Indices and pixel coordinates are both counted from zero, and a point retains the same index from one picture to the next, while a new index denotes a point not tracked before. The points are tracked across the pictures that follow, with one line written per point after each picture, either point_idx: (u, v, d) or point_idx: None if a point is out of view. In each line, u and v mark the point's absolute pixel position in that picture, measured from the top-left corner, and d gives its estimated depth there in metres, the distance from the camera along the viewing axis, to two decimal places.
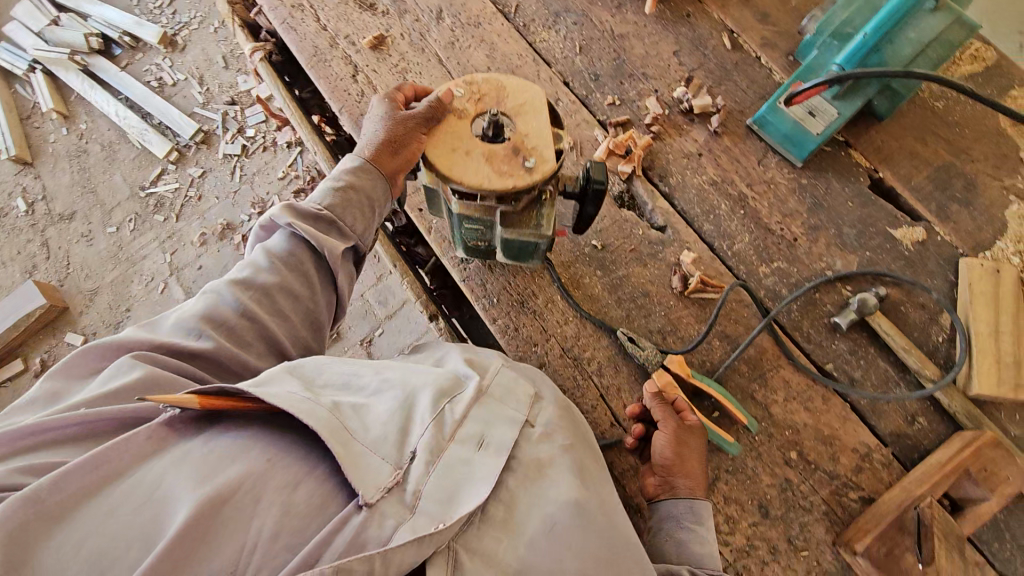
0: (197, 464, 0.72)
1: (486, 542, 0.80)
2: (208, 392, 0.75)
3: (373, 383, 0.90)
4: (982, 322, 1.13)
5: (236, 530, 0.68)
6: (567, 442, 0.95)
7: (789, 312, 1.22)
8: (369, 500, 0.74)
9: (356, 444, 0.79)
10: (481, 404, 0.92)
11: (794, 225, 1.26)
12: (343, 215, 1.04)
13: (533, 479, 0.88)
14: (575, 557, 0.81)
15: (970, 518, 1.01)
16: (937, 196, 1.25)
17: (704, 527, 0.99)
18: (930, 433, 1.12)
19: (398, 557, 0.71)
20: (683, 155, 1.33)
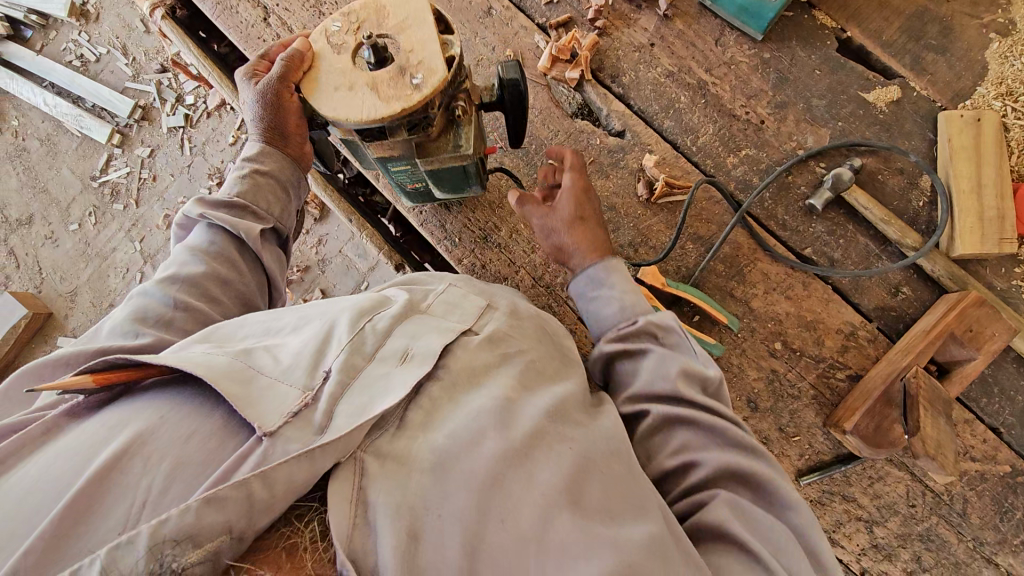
0: (92, 439, 0.61)
1: (401, 446, 0.64)
2: (101, 365, 0.65)
3: (293, 321, 0.77)
4: (963, 178, 1.07)
5: (125, 488, 0.56)
6: (515, 348, 0.80)
7: (762, 201, 1.16)
8: (268, 429, 0.60)
9: (263, 379, 0.66)
10: (409, 319, 0.79)
11: (760, 107, 1.18)
12: (255, 201, 1.01)
13: (461, 384, 0.73)
14: (500, 439, 0.66)
15: (958, 380, 1.00)
16: (910, 47, 1.15)
17: (610, 282, 0.97)
18: (916, 301, 1.09)
19: (281, 473, 0.57)
20: (633, 48, 1.22)
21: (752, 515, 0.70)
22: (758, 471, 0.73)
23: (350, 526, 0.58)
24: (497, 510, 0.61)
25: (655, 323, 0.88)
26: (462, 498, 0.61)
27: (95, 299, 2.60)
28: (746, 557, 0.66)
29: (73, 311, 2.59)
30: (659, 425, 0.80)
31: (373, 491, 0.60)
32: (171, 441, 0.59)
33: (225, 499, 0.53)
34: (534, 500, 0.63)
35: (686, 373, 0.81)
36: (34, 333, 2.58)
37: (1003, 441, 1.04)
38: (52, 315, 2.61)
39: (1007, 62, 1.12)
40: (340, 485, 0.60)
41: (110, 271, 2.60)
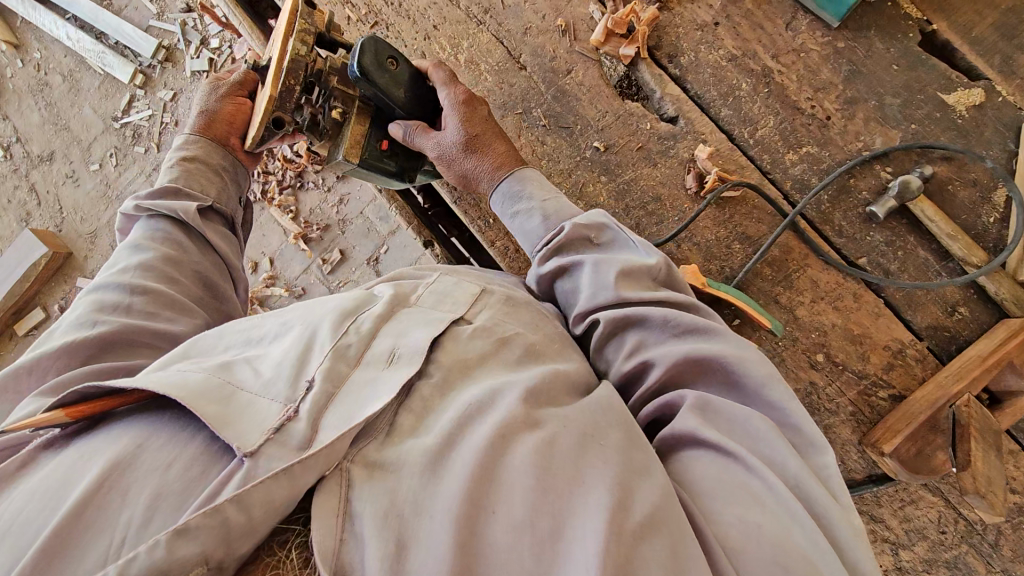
0: (70, 472, 0.59)
1: (388, 453, 0.61)
2: (70, 400, 0.63)
3: (273, 329, 0.73)
4: None
5: (103, 524, 0.54)
6: (511, 331, 0.75)
7: (818, 203, 1.09)
8: (248, 449, 0.57)
9: (243, 395, 0.63)
10: (398, 316, 0.74)
11: (828, 101, 1.09)
12: (190, 183, 1.02)
13: (452, 381, 0.69)
14: (485, 429, 0.62)
15: (1010, 411, 0.96)
16: (1001, 47, 1.06)
17: (526, 196, 0.95)
18: (972, 322, 1.03)
19: (258, 495, 0.54)
20: (695, 26, 1.13)
21: (719, 406, 0.67)
22: (717, 352, 0.69)
23: (337, 541, 0.55)
24: (488, 502, 0.57)
25: (583, 226, 0.86)
26: (449, 493, 0.57)
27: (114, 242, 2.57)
28: (717, 454, 0.63)
29: (93, 252, 2.58)
30: (609, 332, 0.77)
31: (358, 501, 0.57)
32: (150, 470, 0.57)
33: (195, 528, 0.51)
34: (525, 486, 0.57)
35: (624, 274, 0.78)
36: (54, 272, 2.58)
37: None
38: (71, 254, 2.60)
39: None
40: (324, 499, 0.57)
41: None
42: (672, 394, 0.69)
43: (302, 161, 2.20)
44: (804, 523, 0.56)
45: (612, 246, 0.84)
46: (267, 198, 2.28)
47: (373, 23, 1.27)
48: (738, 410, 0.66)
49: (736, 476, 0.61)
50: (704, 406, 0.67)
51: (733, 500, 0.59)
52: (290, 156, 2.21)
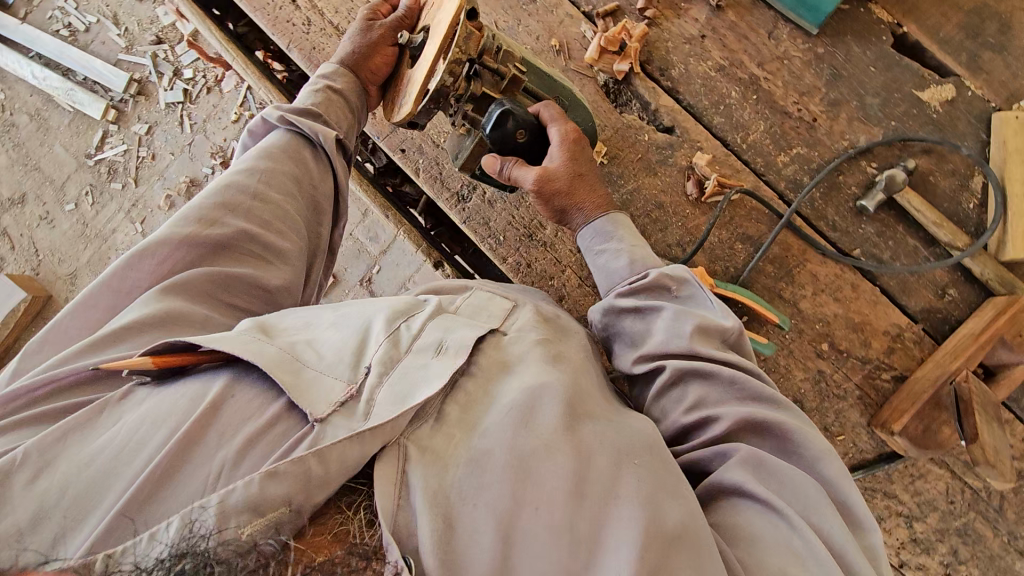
0: (154, 412, 0.61)
1: (440, 441, 0.63)
2: (158, 347, 0.64)
3: (332, 313, 0.73)
4: (1016, 181, 1.06)
5: (200, 462, 0.56)
6: (543, 338, 0.77)
7: (811, 201, 1.15)
8: (319, 415, 0.60)
9: (308, 371, 0.64)
10: (443, 315, 0.76)
11: (813, 104, 1.15)
12: (331, 115, 1.02)
13: (495, 376, 0.71)
14: (532, 430, 0.64)
15: (1005, 383, 1.03)
16: (967, 45, 1.14)
17: (617, 237, 0.98)
18: (961, 303, 1.10)
19: (336, 451, 0.57)
20: (684, 40, 1.19)
21: (771, 466, 0.70)
22: (778, 421, 0.72)
23: (396, 508, 0.58)
24: (530, 498, 0.59)
25: (668, 276, 0.89)
26: (496, 490, 0.59)
27: (96, 281, 2.51)
28: (764, 509, 0.67)
29: (74, 294, 2.51)
30: (673, 380, 0.79)
31: (414, 477, 0.60)
32: (239, 418, 0.60)
33: (284, 471, 0.54)
34: (566, 489, 0.60)
35: (701, 329, 0.81)
36: (34, 316, 2.51)
37: None
38: (51, 297, 2.53)
39: None
40: (383, 475, 0.59)
41: (111, 253, 2.50)
42: (725, 445, 0.72)
43: None
44: None
45: (691, 301, 0.87)
46: None
47: None
48: (790, 475, 0.69)
49: (779, 530, 0.64)
50: (756, 463, 0.70)
51: (777, 553, 0.63)
52: None
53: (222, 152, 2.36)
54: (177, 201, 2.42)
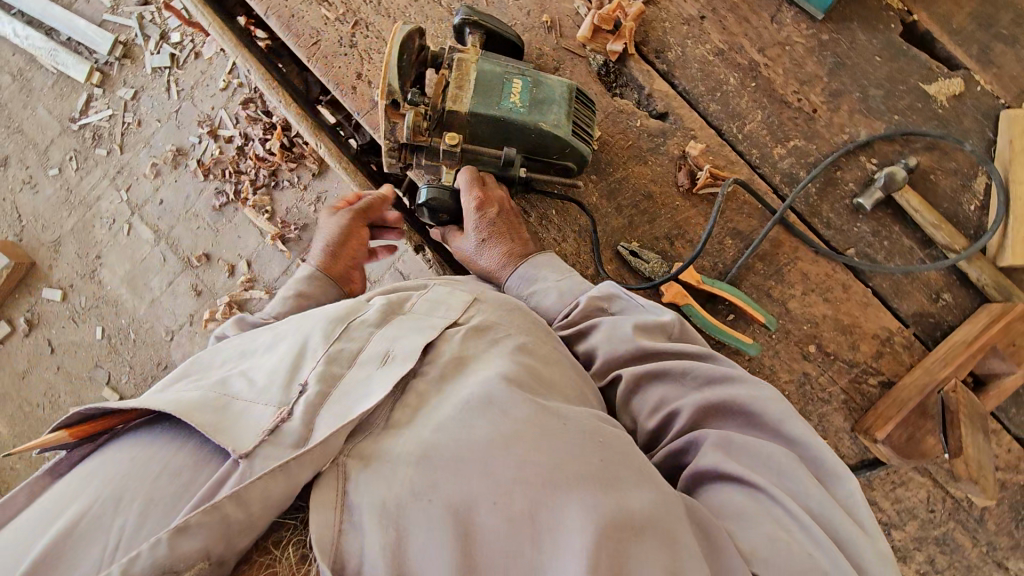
0: (68, 487, 0.58)
1: (383, 445, 0.61)
2: (72, 419, 0.62)
3: (268, 341, 0.73)
4: (1021, 183, 1.02)
5: (100, 530, 0.53)
6: (500, 334, 0.75)
7: (806, 196, 1.10)
8: (243, 450, 0.57)
9: (238, 403, 0.62)
10: (393, 322, 0.74)
11: (813, 93, 1.10)
12: (297, 316, 0.97)
13: (449, 374, 0.69)
14: (492, 420, 0.63)
15: (993, 394, 1.00)
16: (978, 36, 1.09)
17: (542, 275, 0.96)
18: (955, 308, 1.06)
19: (258, 489, 0.54)
20: (681, 21, 1.13)
21: (741, 443, 0.69)
22: (732, 396, 0.72)
23: (337, 532, 0.56)
24: (487, 492, 0.58)
25: (595, 297, 0.89)
26: (452, 485, 0.58)
27: (80, 250, 2.46)
28: (740, 486, 0.66)
29: (57, 262, 2.47)
30: (632, 388, 0.79)
31: (356, 495, 0.58)
32: (152, 470, 0.57)
33: (197, 524, 0.51)
34: (524, 480, 0.58)
35: (641, 327, 0.82)
36: (17, 283, 2.46)
37: None
38: (34, 264, 2.48)
39: None
40: (320, 492, 0.57)
41: (95, 222, 2.45)
42: (695, 434, 0.71)
43: (277, 161, 2.15)
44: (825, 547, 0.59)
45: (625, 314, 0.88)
46: (241, 199, 2.23)
47: (353, 23, 1.19)
48: (759, 447, 0.68)
49: (760, 503, 0.64)
50: (726, 445, 0.69)
51: (755, 523, 0.62)
52: (262, 154, 2.17)
53: (209, 121, 2.28)
54: (163, 171, 2.35)
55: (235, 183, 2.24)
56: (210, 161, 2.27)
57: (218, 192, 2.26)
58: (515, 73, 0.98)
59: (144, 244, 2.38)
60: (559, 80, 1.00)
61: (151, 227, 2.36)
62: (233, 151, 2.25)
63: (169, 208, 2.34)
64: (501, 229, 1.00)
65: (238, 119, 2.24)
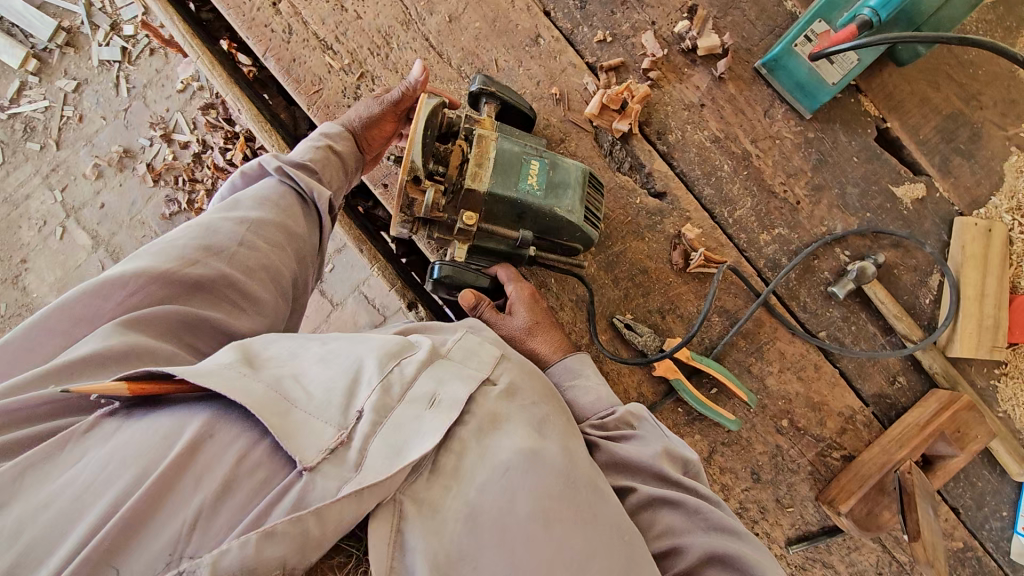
0: (125, 452, 0.56)
1: (437, 494, 0.65)
2: (138, 374, 0.59)
3: (318, 351, 0.70)
4: (970, 285, 1.14)
5: (176, 509, 0.53)
6: (528, 399, 0.79)
7: (786, 281, 1.18)
8: (309, 465, 0.58)
9: (296, 414, 0.62)
10: (438, 361, 0.75)
11: (798, 186, 1.18)
12: (326, 173, 0.99)
13: (486, 429, 0.71)
14: (536, 482, 0.67)
15: (941, 474, 1.11)
16: (941, 148, 1.19)
17: (585, 376, 0.99)
18: (908, 390, 1.18)
19: (335, 510, 0.56)
20: (683, 106, 1.18)
21: None
22: (744, 554, 0.74)
23: (388, 570, 0.60)
24: (530, 565, 0.61)
25: (631, 413, 0.90)
26: (494, 554, 0.62)
27: (2, 250, 2.22)
28: None
29: None
30: (643, 504, 0.81)
31: (411, 535, 0.62)
32: (220, 461, 0.57)
33: (281, 533, 0.54)
34: (561, 559, 0.63)
35: (666, 454, 0.84)
36: None
37: (960, 520, 1.19)
38: None
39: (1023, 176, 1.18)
40: (379, 526, 0.61)
41: (22, 221, 2.22)
42: None
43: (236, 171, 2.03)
44: None
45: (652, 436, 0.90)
46: (194, 210, 2.09)
47: (359, 75, 1.14)
48: None
49: None
50: None
51: None
52: (222, 164, 2.04)
53: (163, 123, 2.12)
54: (107, 172, 2.17)
55: (188, 191, 2.10)
56: (162, 166, 2.12)
57: (169, 201, 2.11)
58: (533, 153, 0.99)
59: (81, 250, 2.18)
60: (574, 163, 1.03)
61: (89, 232, 2.18)
62: (188, 158, 2.10)
63: (111, 214, 2.17)
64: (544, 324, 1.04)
65: (196, 124, 2.10)
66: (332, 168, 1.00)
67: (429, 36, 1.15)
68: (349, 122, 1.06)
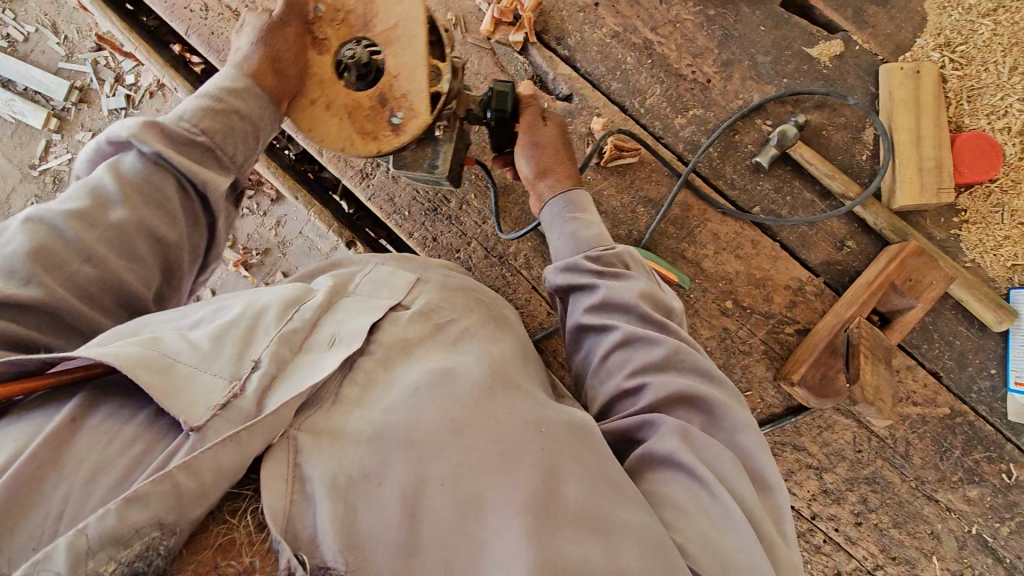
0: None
1: (335, 420, 0.63)
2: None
3: (208, 312, 0.68)
4: (903, 130, 1.08)
5: (41, 502, 0.50)
6: (445, 318, 0.80)
7: (709, 160, 1.16)
8: (195, 423, 0.55)
9: (181, 367, 0.59)
10: (340, 305, 0.76)
11: (706, 65, 1.17)
12: (222, 142, 0.81)
13: (396, 357, 0.71)
14: (442, 404, 0.64)
15: (898, 328, 1.04)
16: (852, 0, 1.15)
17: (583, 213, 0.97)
18: (859, 254, 1.12)
19: (207, 459, 0.53)
20: (577, 8, 1.19)
21: (700, 437, 0.70)
22: (708, 395, 0.74)
23: (287, 504, 0.56)
24: (435, 472, 0.59)
25: (625, 257, 0.91)
26: (399, 466, 0.59)
27: None
28: (690, 477, 0.67)
29: None
30: (619, 342, 0.81)
31: (309, 465, 0.58)
32: (95, 445, 0.55)
33: (146, 495, 0.49)
34: (472, 464, 0.60)
35: (648, 296, 0.85)
36: None
37: (943, 385, 1.09)
38: None
39: (947, 12, 1.11)
40: (273, 464, 0.57)
41: None
42: (653, 417, 0.72)
43: None
44: (752, 545, 0.61)
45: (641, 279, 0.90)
46: None
47: None
48: (714, 447, 0.69)
49: (700, 501, 0.65)
50: (686, 435, 0.70)
51: (695, 520, 0.63)
52: None
53: None
54: None
55: None
56: None
57: None
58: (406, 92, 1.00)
59: None
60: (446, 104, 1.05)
61: None
62: None
63: None
64: (558, 154, 1.01)
65: None
66: (221, 120, 0.81)
67: None
68: (247, 56, 0.84)
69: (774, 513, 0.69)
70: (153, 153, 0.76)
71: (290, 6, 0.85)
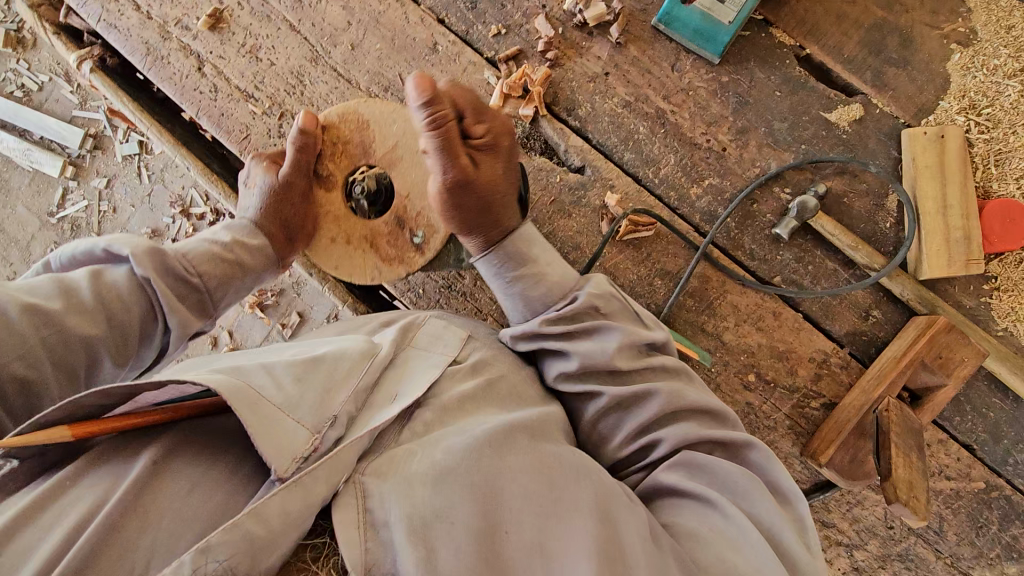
0: (85, 495, 0.59)
1: (402, 463, 0.66)
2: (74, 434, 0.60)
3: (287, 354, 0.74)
4: (929, 198, 1.05)
5: (125, 551, 0.56)
6: (494, 372, 0.83)
7: (726, 231, 1.13)
8: (282, 475, 0.61)
9: (266, 403, 0.63)
10: (400, 362, 0.80)
11: (721, 133, 1.14)
12: (212, 285, 0.89)
13: (450, 409, 0.75)
14: (501, 450, 0.68)
15: (929, 407, 1.02)
16: (870, 63, 1.12)
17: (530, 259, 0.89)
18: (886, 324, 1.09)
19: (275, 507, 0.57)
20: (588, 79, 1.18)
21: (720, 469, 0.72)
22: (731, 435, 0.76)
23: (364, 549, 0.60)
24: (503, 513, 0.64)
25: (626, 314, 0.88)
26: (466, 506, 0.63)
27: None
28: (716, 507, 0.69)
29: None
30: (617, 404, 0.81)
31: (381, 507, 0.62)
32: (178, 493, 0.60)
33: (218, 544, 0.53)
34: (532, 504, 0.65)
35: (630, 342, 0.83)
36: None
37: (977, 458, 1.06)
38: None
39: (969, 73, 1.09)
40: (343, 510, 0.61)
41: None
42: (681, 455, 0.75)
43: None
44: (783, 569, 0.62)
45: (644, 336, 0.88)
46: None
47: (279, 115, 1.23)
48: (732, 471, 0.72)
49: (727, 526, 0.67)
50: (697, 465, 0.74)
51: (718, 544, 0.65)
52: None
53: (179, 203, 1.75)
54: None
55: None
56: None
57: None
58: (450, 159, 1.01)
59: None
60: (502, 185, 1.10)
61: None
62: None
63: None
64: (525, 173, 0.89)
65: None
66: (222, 267, 0.90)
67: (335, 66, 1.23)
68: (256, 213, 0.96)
69: (798, 528, 0.70)
70: (142, 277, 0.82)
71: (297, 165, 0.93)
